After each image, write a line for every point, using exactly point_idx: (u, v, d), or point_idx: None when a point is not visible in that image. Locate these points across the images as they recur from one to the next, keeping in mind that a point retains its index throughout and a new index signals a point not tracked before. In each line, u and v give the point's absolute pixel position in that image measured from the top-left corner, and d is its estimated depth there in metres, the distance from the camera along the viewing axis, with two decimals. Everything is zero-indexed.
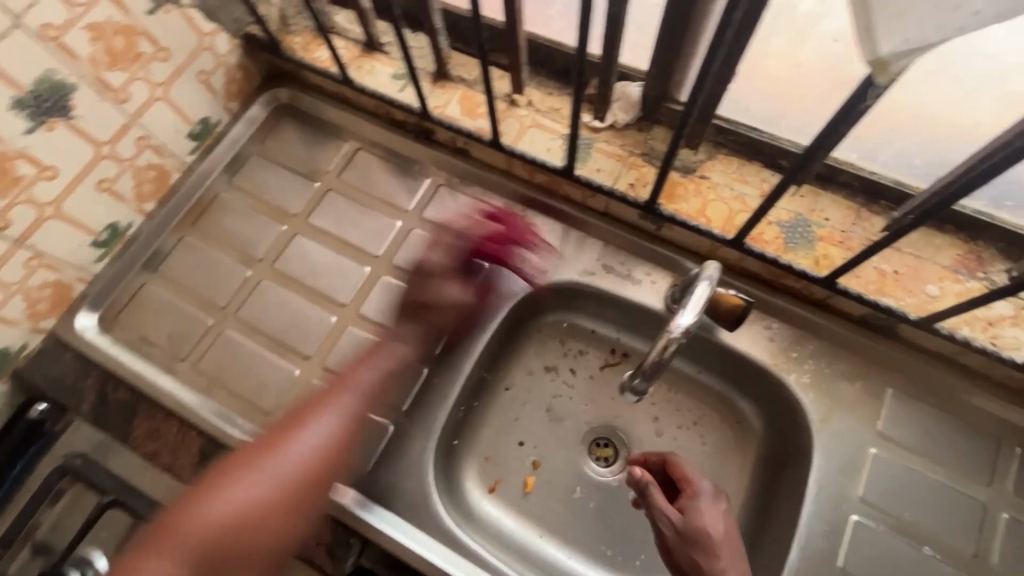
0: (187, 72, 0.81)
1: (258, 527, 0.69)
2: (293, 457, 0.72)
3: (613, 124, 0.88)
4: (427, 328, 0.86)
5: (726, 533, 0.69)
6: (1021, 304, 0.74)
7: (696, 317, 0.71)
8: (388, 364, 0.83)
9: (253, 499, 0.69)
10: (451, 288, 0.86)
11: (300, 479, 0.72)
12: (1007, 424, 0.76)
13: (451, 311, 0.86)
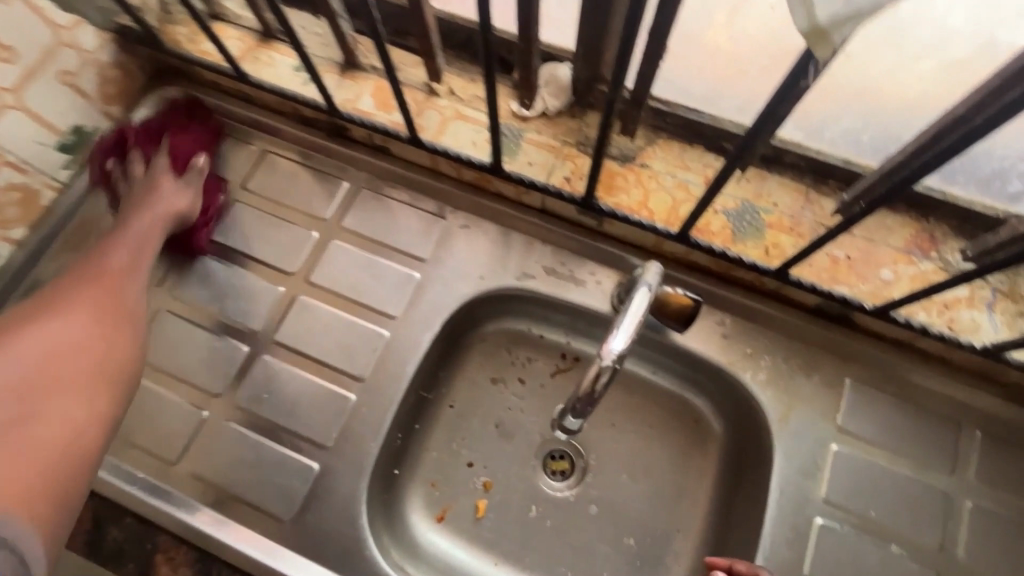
0: (44, 74, 0.70)
1: (64, 371, 0.54)
2: (93, 277, 0.62)
3: (543, 111, 0.71)
4: (163, 206, 0.70)
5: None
6: (979, 283, 0.63)
7: (632, 341, 0.57)
8: (159, 214, 0.70)
9: (41, 351, 0.54)
10: (162, 184, 0.72)
11: (114, 287, 0.62)
12: (967, 407, 0.67)
13: (177, 192, 0.72)
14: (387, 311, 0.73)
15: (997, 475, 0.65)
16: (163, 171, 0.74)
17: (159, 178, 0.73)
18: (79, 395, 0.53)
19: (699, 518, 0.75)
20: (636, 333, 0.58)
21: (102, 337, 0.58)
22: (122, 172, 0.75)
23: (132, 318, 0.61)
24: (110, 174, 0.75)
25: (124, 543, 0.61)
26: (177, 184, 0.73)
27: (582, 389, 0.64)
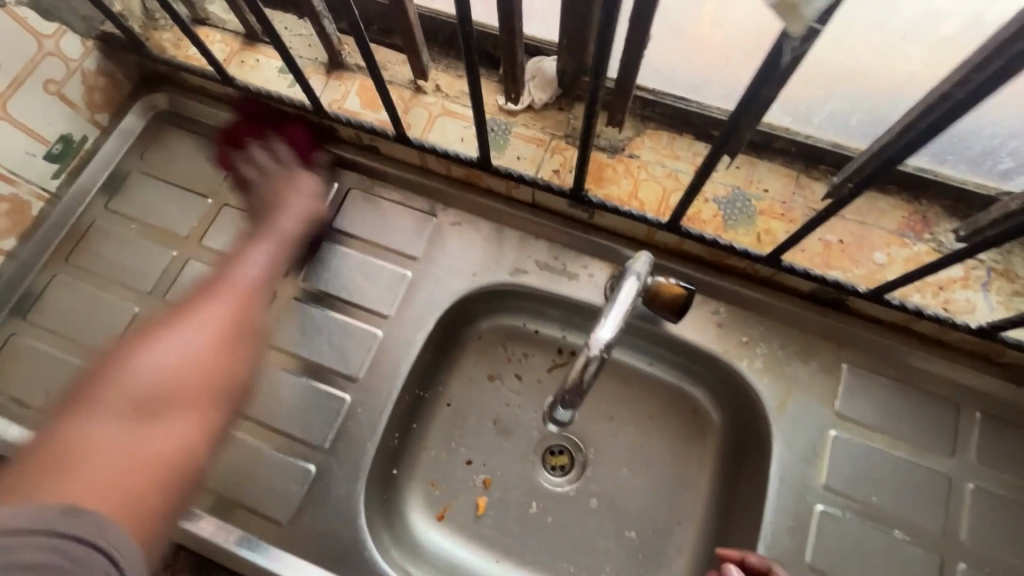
0: (29, 84, 0.69)
1: (202, 379, 0.48)
2: (230, 291, 0.57)
3: (530, 105, 0.71)
4: (306, 211, 0.71)
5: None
6: (974, 263, 0.62)
7: (618, 330, 0.57)
8: (279, 236, 0.68)
9: (178, 355, 0.48)
10: (298, 177, 0.73)
11: (246, 299, 0.58)
12: (966, 388, 0.66)
13: (317, 196, 0.73)
14: (380, 310, 0.72)
15: (997, 456, 0.64)
16: (293, 164, 0.74)
17: (303, 180, 0.73)
18: (196, 406, 0.47)
19: (700, 507, 0.74)
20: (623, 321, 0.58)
21: (217, 350, 0.50)
22: (282, 169, 0.73)
23: (254, 333, 0.55)
24: (262, 168, 0.73)
25: None
26: (315, 187, 0.73)
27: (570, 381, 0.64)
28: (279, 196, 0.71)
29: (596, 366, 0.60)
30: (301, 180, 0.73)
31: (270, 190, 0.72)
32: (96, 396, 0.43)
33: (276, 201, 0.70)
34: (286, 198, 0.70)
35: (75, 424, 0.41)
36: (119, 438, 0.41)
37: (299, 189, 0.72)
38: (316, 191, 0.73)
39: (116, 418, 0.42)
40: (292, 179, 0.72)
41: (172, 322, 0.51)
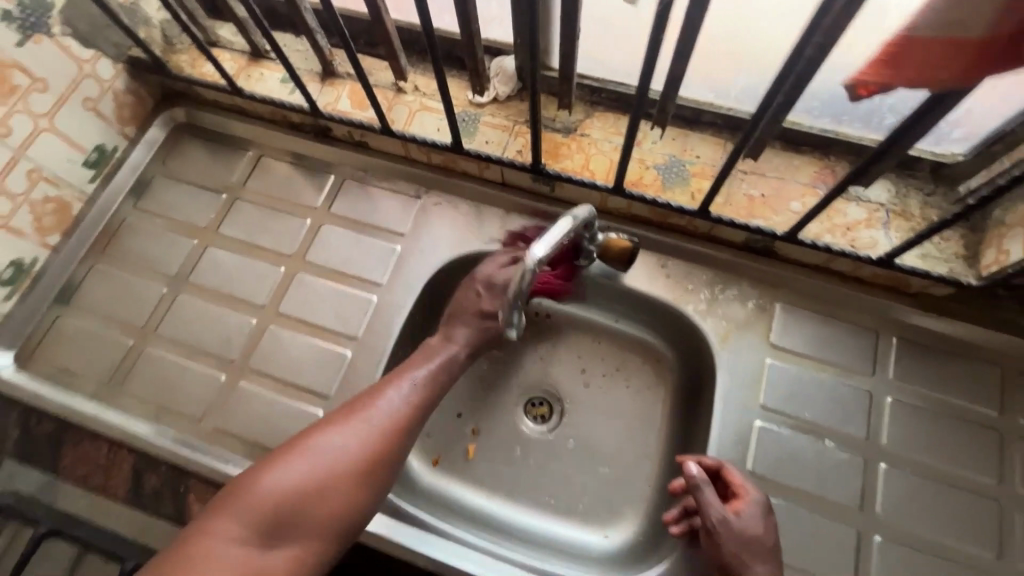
0: (71, 101, 0.81)
1: (324, 502, 0.61)
2: (376, 421, 0.66)
3: (495, 97, 0.83)
4: (480, 333, 0.77)
5: (772, 545, 0.63)
6: (875, 206, 0.73)
7: (548, 248, 0.66)
8: (440, 364, 0.73)
9: (314, 479, 0.61)
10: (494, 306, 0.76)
11: (384, 438, 0.65)
12: (883, 317, 0.76)
13: (504, 329, 0.78)
14: (374, 279, 0.83)
15: (911, 373, 0.74)
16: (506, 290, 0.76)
17: (494, 306, 0.76)
18: (303, 539, 0.59)
19: (663, 441, 0.84)
20: (556, 243, 0.67)
21: (352, 493, 0.62)
22: (491, 290, 0.76)
23: (387, 469, 0.65)
24: (481, 277, 0.77)
25: (161, 487, 0.72)
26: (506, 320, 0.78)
27: (512, 291, 0.71)
28: (467, 317, 0.76)
29: (526, 281, 0.69)
30: (494, 311, 0.75)
31: (470, 306, 0.76)
32: (244, 497, 0.58)
33: (462, 316, 0.77)
34: (466, 324, 0.76)
35: (218, 531, 0.56)
36: (244, 552, 0.56)
37: (497, 320, 0.77)
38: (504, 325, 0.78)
39: (245, 531, 0.57)
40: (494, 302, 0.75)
41: (336, 428, 0.64)
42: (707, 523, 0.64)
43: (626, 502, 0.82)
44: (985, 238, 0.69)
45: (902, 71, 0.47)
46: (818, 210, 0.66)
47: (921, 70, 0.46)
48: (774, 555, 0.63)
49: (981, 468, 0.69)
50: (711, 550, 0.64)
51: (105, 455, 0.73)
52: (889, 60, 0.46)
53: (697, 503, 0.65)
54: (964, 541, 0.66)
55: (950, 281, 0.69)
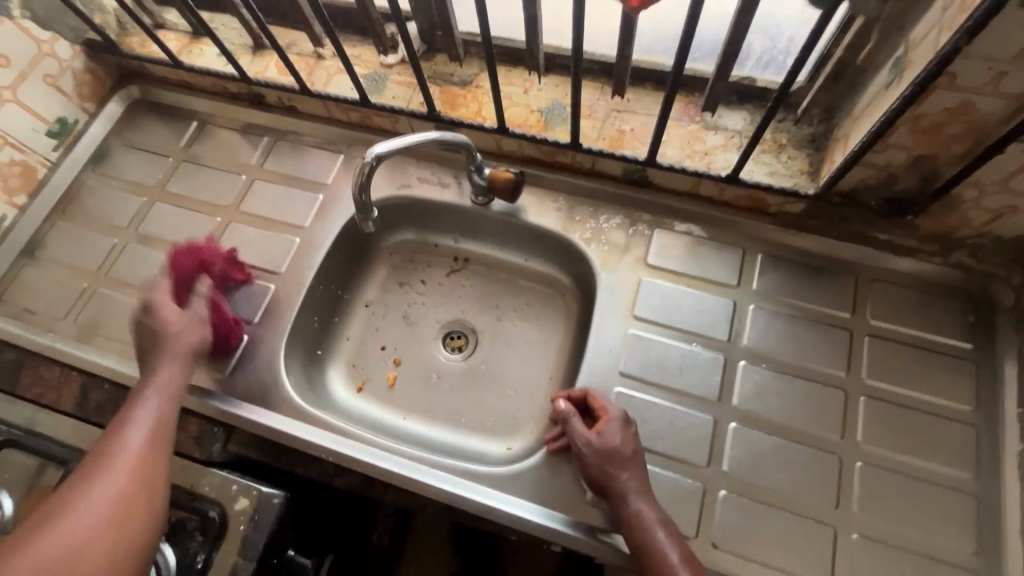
0: (32, 76, 0.92)
1: (95, 552, 0.51)
2: (123, 451, 0.57)
3: (402, 59, 0.93)
4: (184, 351, 0.69)
5: (635, 453, 0.69)
6: (730, 133, 0.81)
7: (387, 147, 0.73)
8: (161, 388, 0.65)
9: (69, 539, 0.50)
10: (168, 312, 0.71)
11: (141, 463, 0.57)
12: (751, 236, 0.84)
13: (188, 330, 0.71)
14: (299, 223, 0.93)
15: (773, 283, 0.81)
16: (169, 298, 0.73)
17: (170, 317, 0.71)
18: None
19: (562, 363, 0.92)
20: (398, 148, 0.73)
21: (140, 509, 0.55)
22: (152, 312, 0.71)
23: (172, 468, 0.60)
24: (138, 309, 0.71)
25: (104, 402, 0.82)
26: (185, 321, 0.71)
27: (353, 190, 0.77)
28: (153, 339, 0.68)
29: (362, 176, 0.75)
30: (169, 320, 0.70)
31: (146, 337, 0.69)
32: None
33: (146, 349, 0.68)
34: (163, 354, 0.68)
35: None
36: None
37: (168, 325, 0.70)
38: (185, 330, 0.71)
39: None
40: (158, 319, 0.70)
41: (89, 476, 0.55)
42: (575, 450, 0.70)
43: (528, 417, 0.89)
44: (824, 154, 0.76)
45: None
46: (662, 133, 0.74)
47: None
48: (638, 461, 0.68)
49: (833, 362, 0.76)
50: (582, 472, 0.69)
51: (57, 375, 0.84)
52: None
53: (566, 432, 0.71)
54: (814, 426, 0.73)
55: (794, 193, 0.76)
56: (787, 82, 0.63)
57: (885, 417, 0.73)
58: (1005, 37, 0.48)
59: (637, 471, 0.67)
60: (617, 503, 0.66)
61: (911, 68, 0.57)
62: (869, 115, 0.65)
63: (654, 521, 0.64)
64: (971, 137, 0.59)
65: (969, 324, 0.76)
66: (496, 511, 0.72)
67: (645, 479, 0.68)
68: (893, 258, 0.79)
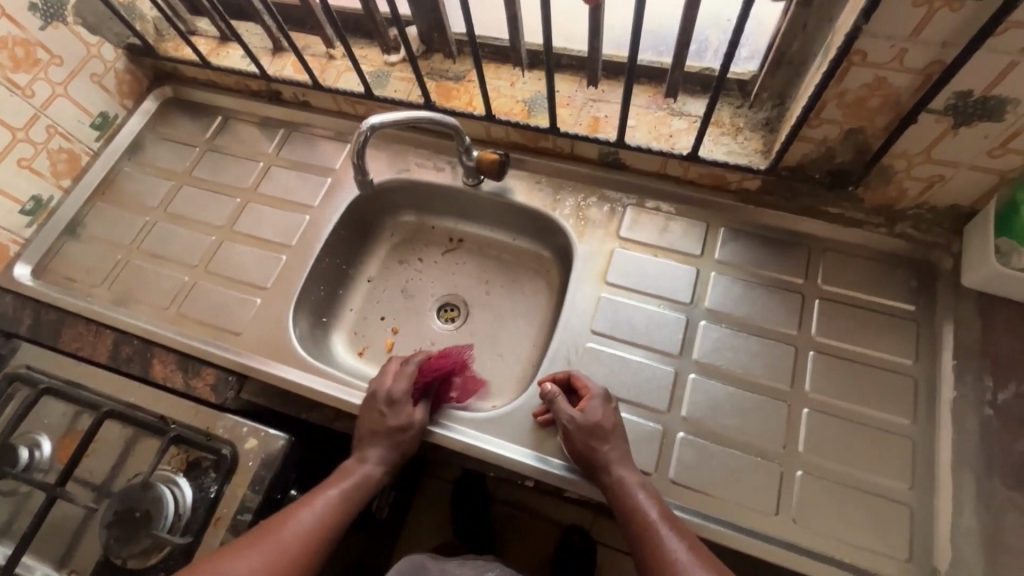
0: (81, 74, 1.05)
1: None
2: (288, 544, 0.68)
3: (403, 57, 1.04)
4: (395, 452, 0.78)
5: (615, 426, 0.75)
6: (693, 119, 0.90)
7: (383, 119, 0.82)
8: (354, 485, 0.76)
9: None
10: (403, 410, 0.80)
11: (294, 559, 0.68)
12: (714, 212, 0.93)
13: (412, 436, 0.80)
14: (309, 202, 1.04)
15: (735, 253, 0.89)
16: (402, 396, 0.81)
17: (402, 418, 0.79)
18: None
19: (543, 331, 1.00)
20: (391, 120, 0.83)
21: None
22: (392, 406, 0.80)
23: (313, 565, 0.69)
24: (381, 394, 0.81)
25: (134, 355, 0.92)
26: (409, 426, 0.80)
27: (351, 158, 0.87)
28: (380, 434, 0.79)
29: (358, 144, 0.85)
30: (404, 421, 0.79)
31: (377, 427, 0.79)
32: None
33: (372, 436, 0.79)
34: (379, 443, 0.78)
35: None
36: None
37: (401, 426, 0.79)
38: (408, 437, 0.79)
39: None
40: (397, 417, 0.79)
41: (266, 539, 0.68)
42: (562, 428, 0.75)
43: (514, 379, 0.98)
44: (776, 135, 0.85)
45: None
46: (627, 115, 0.83)
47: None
48: (618, 433, 0.74)
49: (787, 323, 0.83)
50: (568, 447, 0.75)
51: (92, 332, 0.95)
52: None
53: (553, 412, 0.77)
54: (767, 377, 0.80)
55: (749, 169, 0.85)
56: (728, 62, 0.72)
57: (832, 370, 0.80)
58: (899, 16, 0.57)
59: (620, 443, 0.74)
60: (603, 473, 0.72)
61: (832, 50, 0.66)
62: (804, 95, 0.74)
63: (639, 486, 0.70)
64: (891, 109, 0.68)
65: (912, 289, 0.83)
66: (497, 455, 0.80)
67: (627, 450, 0.74)
68: (843, 230, 0.87)
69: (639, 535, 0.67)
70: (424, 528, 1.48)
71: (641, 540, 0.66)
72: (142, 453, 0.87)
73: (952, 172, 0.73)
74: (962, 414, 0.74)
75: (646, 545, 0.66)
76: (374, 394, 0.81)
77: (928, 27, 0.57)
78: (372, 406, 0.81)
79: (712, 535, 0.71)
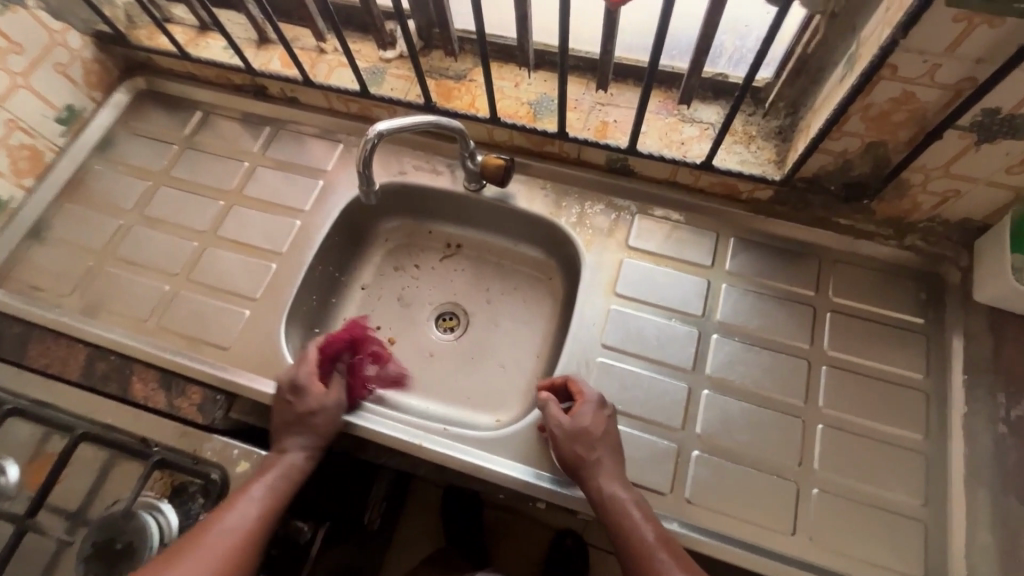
0: (44, 63, 0.97)
1: None
2: (216, 547, 0.63)
3: (400, 53, 0.99)
4: (315, 436, 0.75)
5: (605, 433, 0.72)
6: (705, 125, 0.87)
7: (392, 125, 0.78)
8: (281, 474, 0.71)
9: None
10: (311, 393, 0.76)
11: (228, 562, 0.62)
12: (724, 222, 0.91)
13: (327, 418, 0.76)
14: (300, 206, 0.98)
15: (747, 264, 0.88)
16: (309, 378, 0.76)
17: (313, 401, 0.75)
18: None
19: (547, 342, 0.97)
20: (401, 126, 0.79)
21: None
22: (300, 393, 0.76)
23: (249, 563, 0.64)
24: (286, 384, 0.76)
25: (109, 372, 0.85)
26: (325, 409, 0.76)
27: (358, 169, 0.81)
28: (295, 422, 0.75)
29: (365, 153, 0.79)
30: (313, 404, 0.75)
31: (289, 416, 0.75)
32: None
33: (286, 427, 0.75)
34: (295, 430, 0.74)
35: None
36: None
37: (312, 409, 0.75)
38: (322, 421, 0.75)
39: None
40: (305, 402, 0.75)
41: (189, 548, 0.62)
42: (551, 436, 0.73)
43: (517, 391, 0.94)
44: (789, 145, 0.83)
45: None
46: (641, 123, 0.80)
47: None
48: (608, 441, 0.72)
49: (799, 336, 0.82)
50: (557, 457, 0.72)
51: (63, 347, 0.87)
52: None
53: (545, 419, 0.75)
54: (780, 392, 0.79)
55: (762, 180, 0.83)
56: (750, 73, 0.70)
57: (845, 385, 0.79)
58: (937, 31, 0.55)
59: (611, 453, 0.71)
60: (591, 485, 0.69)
61: (860, 61, 0.64)
62: (825, 106, 0.72)
63: (626, 499, 0.68)
64: (915, 124, 0.66)
65: (921, 301, 0.83)
66: (504, 477, 0.77)
67: (619, 459, 0.72)
68: (853, 241, 0.86)
69: (632, 555, 0.64)
70: (413, 536, 1.44)
71: (632, 559, 0.64)
72: (121, 478, 0.81)
73: (968, 188, 0.72)
74: (973, 428, 0.74)
75: (637, 564, 0.63)
76: (281, 385, 0.77)
77: (965, 43, 0.56)
78: (283, 397, 0.76)
79: (730, 556, 0.70)
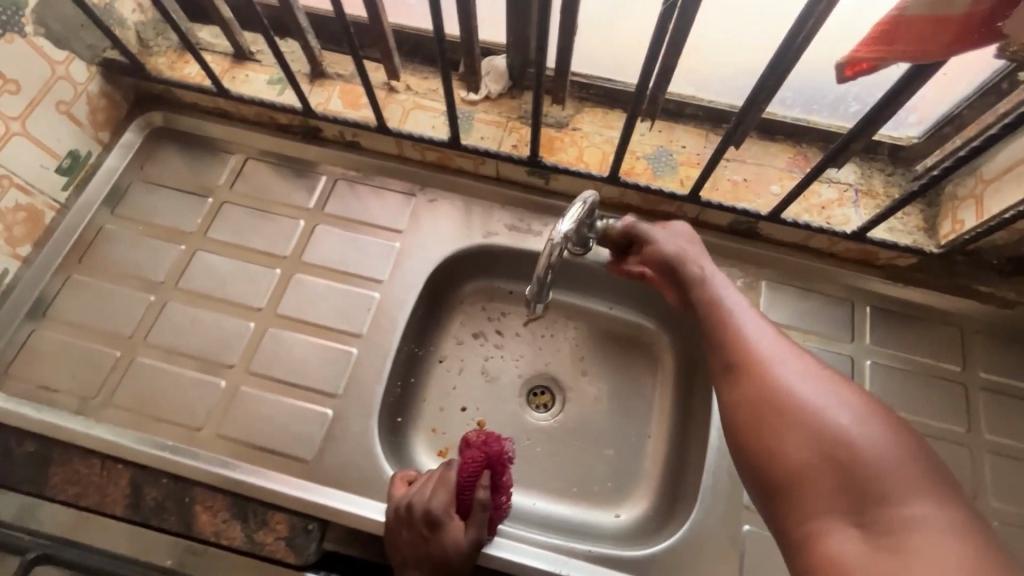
0: (44, 104, 0.77)
1: None
2: None
3: (487, 96, 0.86)
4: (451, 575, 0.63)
5: (693, 240, 0.75)
6: (842, 187, 0.80)
7: (575, 224, 0.70)
8: None
9: None
10: (449, 531, 0.62)
11: None
12: (859, 289, 0.83)
13: (465, 558, 0.63)
14: (376, 276, 0.84)
15: (889, 338, 0.81)
16: (445, 513, 0.62)
17: (449, 539, 0.62)
18: None
19: (664, 421, 0.87)
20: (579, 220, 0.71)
21: None
22: (433, 528, 0.62)
23: None
24: (416, 513, 0.63)
25: (164, 500, 0.69)
26: (459, 550, 0.62)
27: (534, 278, 0.74)
28: (426, 560, 0.62)
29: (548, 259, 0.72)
30: (451, 543, 0.62)
31: (419, 552, 0.62)
32: None
33: (415, 562, 0.62)
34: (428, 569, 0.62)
35: None
36: None
37: (448, 550, 0.62)
38: (458, 564, 0.62)
39: None
40: (441, 541, 0.62)
41: None
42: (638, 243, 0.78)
43: (634, 480, 0.84)
44: (939, 212, 0.77)
45: (899, 45, 0.46)
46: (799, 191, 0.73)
47: (915, 45, 0.45)
48: (696, 242, 0.75)
49: (954, 419, 0.76)
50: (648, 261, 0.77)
51: (99, 471, 0.70)
52: (881, 39, 0.46)
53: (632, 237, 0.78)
54: None
55: (914, 250, 0.77)
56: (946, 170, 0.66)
57: (1011, 473, 0.74)
58: None
59: (698, 249, 0.74)
60: (684, 273, 0.72)
61: None
62: (1014, 182, 0.66)
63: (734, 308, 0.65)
64: None
65: None
66: None
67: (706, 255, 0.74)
68: (995, 309, 0.81)
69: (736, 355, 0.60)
70: None
71: (737, 352, 0.60)
72: None
73: None
74: None
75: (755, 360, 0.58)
76: (409, 508, 0.64)
77: None
78: (410, 525, 0.63)
79: None
